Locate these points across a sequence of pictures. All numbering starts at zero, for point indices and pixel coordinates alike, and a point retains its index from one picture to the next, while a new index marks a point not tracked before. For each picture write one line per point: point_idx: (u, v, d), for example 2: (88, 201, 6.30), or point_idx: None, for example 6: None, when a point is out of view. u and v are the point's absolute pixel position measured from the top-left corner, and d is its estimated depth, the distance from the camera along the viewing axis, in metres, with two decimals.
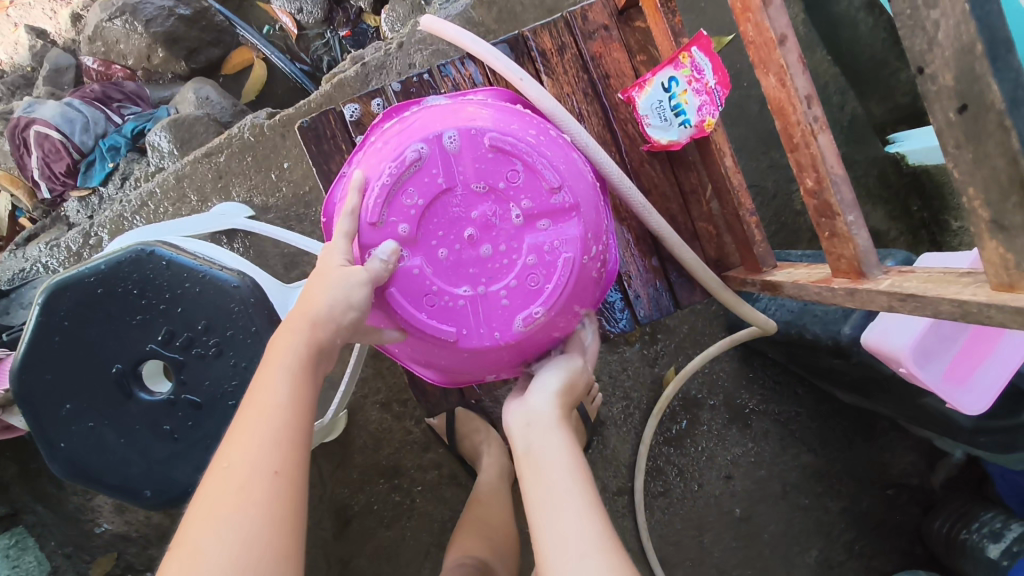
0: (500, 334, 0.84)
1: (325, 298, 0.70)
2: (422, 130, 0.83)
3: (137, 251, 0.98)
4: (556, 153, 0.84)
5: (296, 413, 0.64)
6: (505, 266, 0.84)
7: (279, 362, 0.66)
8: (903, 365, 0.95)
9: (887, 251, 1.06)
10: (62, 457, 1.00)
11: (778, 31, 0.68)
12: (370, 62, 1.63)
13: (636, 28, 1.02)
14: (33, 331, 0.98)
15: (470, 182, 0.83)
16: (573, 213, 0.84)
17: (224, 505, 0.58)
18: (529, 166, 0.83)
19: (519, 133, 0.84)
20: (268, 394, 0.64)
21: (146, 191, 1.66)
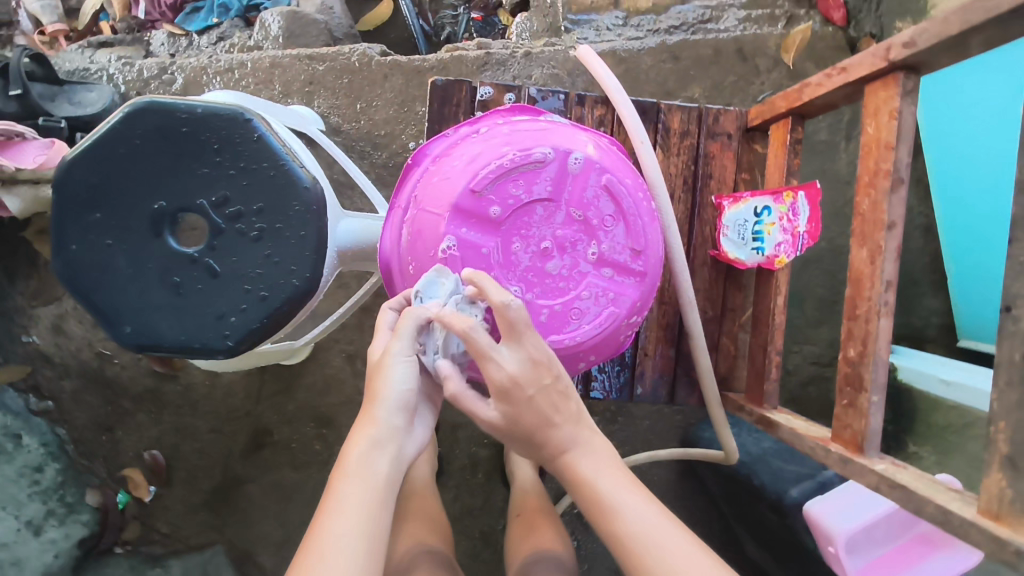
0: None
1: (385, 388, 0.74)
2: (552, 140, 0.88)
3: (236, 112, 0.99)
4: (647, 220, 0.92)
5: (373, 518, 0.68)
6: (562, 289, 0.88)
7: (353, 473, 0.69)
8: (833, 546, 1.06)
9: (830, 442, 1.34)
10: (67, 258, 1.00)
11: (892, 217, 0.75)
12: (494, 54, 1.69)
13: (752, 149, 1.10)
14: (105, 131, 0.98)
15: (571, 204, 0.88)
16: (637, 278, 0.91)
17: None
18: (626, 219, 0.89)
19: (630, 187, 0.90)
20: (345, 508, 0.67)
21: (238, 59, 1.66)
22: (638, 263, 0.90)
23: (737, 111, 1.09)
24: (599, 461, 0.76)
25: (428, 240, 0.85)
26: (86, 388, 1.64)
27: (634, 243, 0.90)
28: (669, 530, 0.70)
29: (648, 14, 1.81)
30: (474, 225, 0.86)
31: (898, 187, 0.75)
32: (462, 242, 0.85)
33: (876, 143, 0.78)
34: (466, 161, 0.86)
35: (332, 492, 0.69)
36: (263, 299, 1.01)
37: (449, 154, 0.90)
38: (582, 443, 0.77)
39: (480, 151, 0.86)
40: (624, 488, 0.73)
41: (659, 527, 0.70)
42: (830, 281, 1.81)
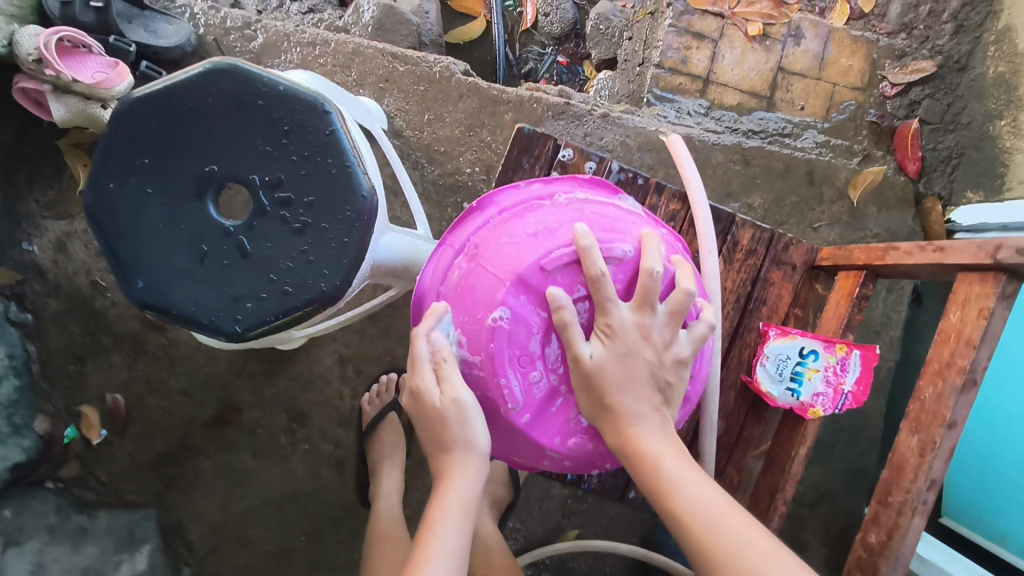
0: (551, 438, 0.83)
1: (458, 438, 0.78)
2: (636, 236, 0.82)
3: (315, 101, 0.96)
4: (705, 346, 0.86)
5: (464, 550, 0.76)
6: None
7: (445, 508, 0.77)
8: None
9: None
10: (101, 196, 0.95)
11: None
12: (573, 106, 1.67)
13: (813, 287, 1.07)
14: (181, 80, 0.95)
15: None
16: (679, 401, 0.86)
17: None
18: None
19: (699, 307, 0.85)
20: (442, 543, 0.75)
21: (322, 37, 1.64)
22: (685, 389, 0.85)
23: (808, 246, 1.06)
24: (686, 483, 0.74)
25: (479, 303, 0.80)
26: (69, 313, 1.58)
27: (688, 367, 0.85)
28: (764, 555, 0.67)
29: (731, 111, 1.82)
30: (531, 303, 0.79)
31: (968, 388, 0.75)
32: (513, 319, 0.78)
33: (956, 335, 0.76)
34: (541, 232, 0.81)
35: (430, 522, 0.77)
36: (286, 294, 0.97)
37: (524, 217, 0.84)
38: (661, 466, 0.74)
39: (557, 227, 0.81)
40: (715, 512, 0.71)
41: (753, 547, 0.68)
42: (833, 423, 1.78)
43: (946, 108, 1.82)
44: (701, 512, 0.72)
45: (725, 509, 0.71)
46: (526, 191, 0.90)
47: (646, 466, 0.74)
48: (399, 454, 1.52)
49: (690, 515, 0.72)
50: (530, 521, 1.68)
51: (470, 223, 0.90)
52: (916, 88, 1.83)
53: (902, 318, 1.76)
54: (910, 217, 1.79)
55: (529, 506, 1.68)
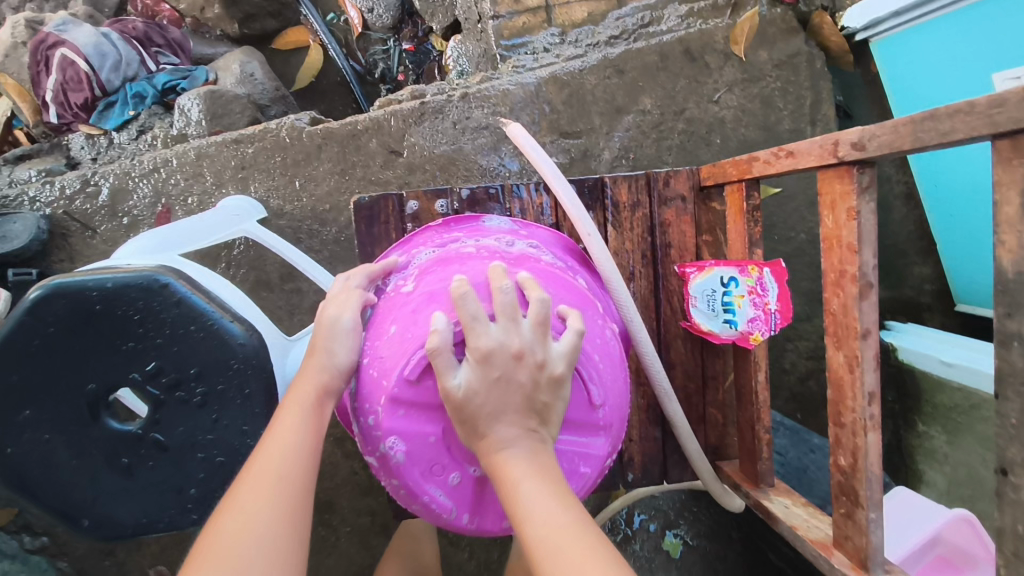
0: (462, 513, 0.75)
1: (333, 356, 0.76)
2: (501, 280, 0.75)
3: (149, 280, 0.92)
4: (606, 365, 0.75)
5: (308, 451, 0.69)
6: None
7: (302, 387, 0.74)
8: (935, 550, 1.06)
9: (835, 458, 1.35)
10: (5, 462, 0.94)
11: (865, 325, 0.69)
12: (429, 103, 1.59)
13: (711, 208, 1.03)
14: (14, 324, 0.91)
15: None
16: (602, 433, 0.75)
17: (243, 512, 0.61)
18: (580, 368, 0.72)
19: (592, 326, 0.75)
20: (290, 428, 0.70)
21: (162, 157, 1.57)
22: (597, 421, 0.73)
23: (687, 171, 1.02)
24: (548, 507, 0.60)
25: (368, 423, 0.74)
26: None
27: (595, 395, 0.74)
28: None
29: (585, 26, 1.70)
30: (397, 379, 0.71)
31: (868, 290, 0.69)
32: (407, 438, 0.72)
33: (838, 240, 0.71)
34: (399, 329, 0.75)
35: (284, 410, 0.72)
36: (220, 464, 0.96)
37: (397, 297, 0.80)
38: (523, 489, 0.62)
39: (415, 316, 0.74)
40: (567, 541, 0.57)
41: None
42: (816, 273, 1.74)
43: None
44: (546, 532, 0.59)
45: (581, 534, 0.58)
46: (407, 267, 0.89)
47: (505, 492, 0.62)
48: None
49: (538, 544, 0.58)
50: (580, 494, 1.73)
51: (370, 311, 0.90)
52: None
53: None
54: (803, 42, 1.69)
55: None
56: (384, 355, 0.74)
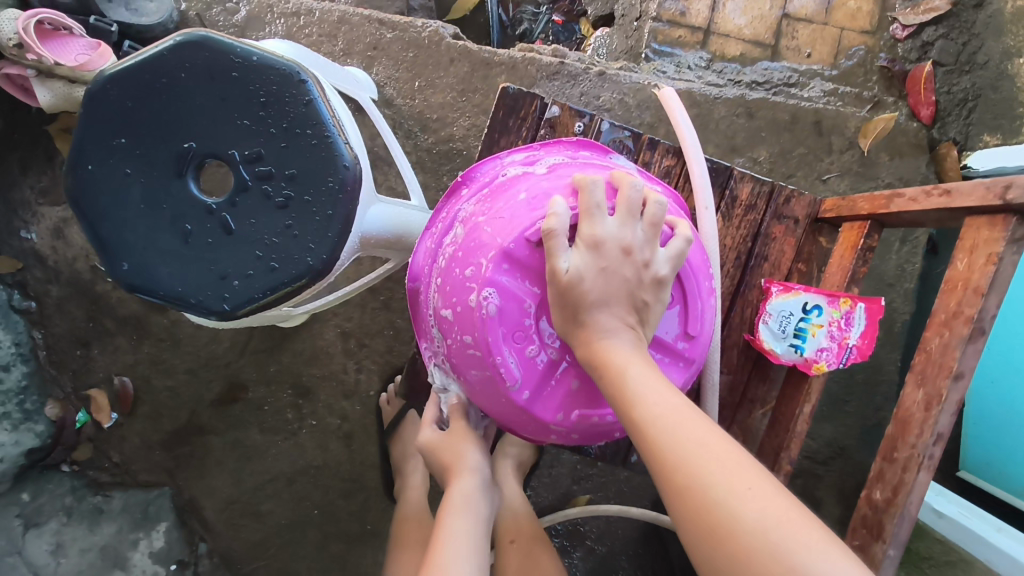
0: (525, 394, 0.74)
1: (467, 460, 0.98)
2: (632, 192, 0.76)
3: (291, 71, 0.93)
4: (705, 306, 0.76)
5: (478, 540, 0.88)
6: None
7: (459, 489, 0.94)
8: None
9: None
10: (81, 178, 0.94)
11: (961, 368, 0.71)
12: (567, 66, 1.61)
13: (816, 240, 1.03)
14: (152, 56, 0.92)
15: None
16: (680, 364, 0.77)
17: None
18: (684, 292, 0.75)
19: (702, 265, 0.77)
20: (460, 507, 0.92)
21: (307, 6, 1.60)
22: (683, 352, 0.75)
23: (810, 198, 1.02)
24: (657, 400, 0.62)
25: (466, 273, 0.73)
26: (73, 298, 1.59)
27: (689, 326, 0.76)
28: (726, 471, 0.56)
29: (734, 63, 1.75)
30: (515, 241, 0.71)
31: (976, 338, 0.69)
32: (503, 297, 0.71)
33: (963, 283, 0.72)
34: (527, 197, 0.74)
35: (447, 518, 0.89)
36: (271, 270, 0.95)
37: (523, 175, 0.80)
38: (627, 380, 0.64)
39: (545, 192, 0.74)
40: (684, 429, 0.59)
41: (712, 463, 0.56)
42: (848, 378, 1.74)
43: (962, 49, 1.72)
44: (663, 415, 0.61)
45: (693, 417, 0.61)
46: (530, 159, 0.89)
47: (612, 377, 0.64)
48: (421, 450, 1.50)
49: (653, 427, 0.61)
50: (542, 487, 1.70)
51: (472, 186, 0.89)
52: (929, 29, 1.73)
53: (916, 270, 1.70)
54: (924, 164, 1.71)
55: (540, 473, 1.70)
56: (502, 217, 0.73)
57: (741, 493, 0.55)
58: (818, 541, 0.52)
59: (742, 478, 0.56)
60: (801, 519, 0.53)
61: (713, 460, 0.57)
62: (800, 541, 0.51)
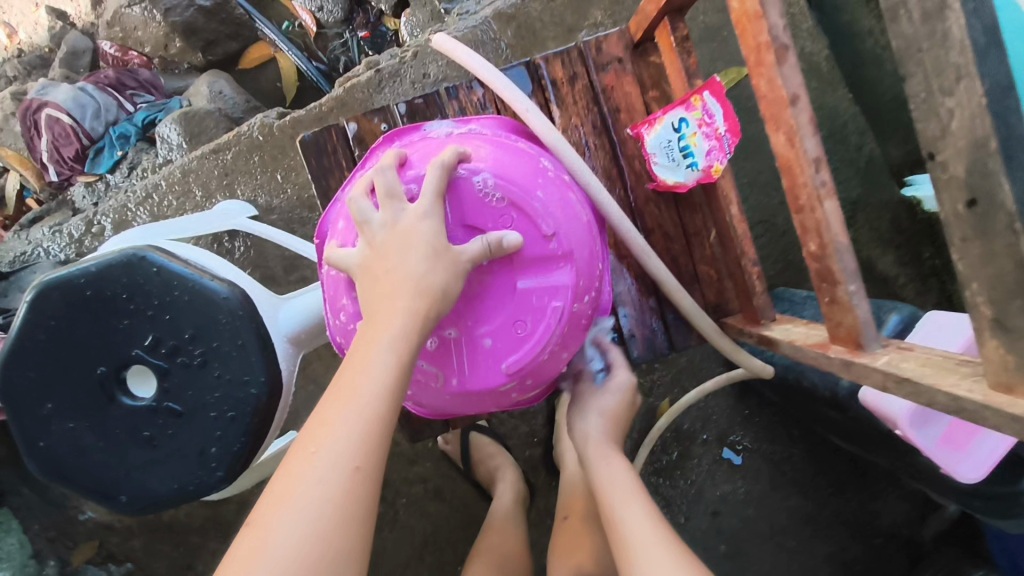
0: (458, 377, 0.82)
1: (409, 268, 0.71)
2: (419, 164, 0.81)
3: (128, 256, 0.96)
4: (549, 199, 0.81)
5: (382, 390, 0.66)
6: (484, 308, 0.81)
7: (388, 310, 0.69)
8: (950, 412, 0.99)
9: (892, 304, 1.13)
10: (43, 454, 1.00)
11: (791, 90, 0.66)
12: (384, 69, 1.59)
13: (650, 62, 1.00)
14: (20, 325, 0.97)
15: (461, 220, 0.80)
16: (562, 264, 0.80)
17: (292, 492, 0.61)
18: (516, 205, 0.80)
19: (519, 174, 0.80)
20: (366, 371, 0.66)
21: (152, 183, 1.65)
22: (550, 252, 0.79)
23: (617, 32, 1.00)
24: (632, 520, 0.81)
25: (343, 317, 0.83)
26: (154, 538, 1.69)
27: (542, 228, 0.80)
28: (669, 566, 0.73)
29: None
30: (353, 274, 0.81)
31: (784, 56, 0.65)
32: None
33: (748, 17, 0.68)
34: (345, 224, 0.83)
35: (359, 351, 0.68)
36: (231, 419, 0.98)
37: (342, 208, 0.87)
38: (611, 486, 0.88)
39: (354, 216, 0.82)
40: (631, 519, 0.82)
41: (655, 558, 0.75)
42: None
43: None
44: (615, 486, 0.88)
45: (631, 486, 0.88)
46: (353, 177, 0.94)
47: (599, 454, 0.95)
48: (502, 457, 1.53)
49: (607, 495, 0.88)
50: None
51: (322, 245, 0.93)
52: None
53: None
54: None
55: None
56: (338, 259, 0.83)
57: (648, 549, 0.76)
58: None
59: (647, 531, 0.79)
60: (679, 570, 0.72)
61: (631, 519, 0.82)
62: None
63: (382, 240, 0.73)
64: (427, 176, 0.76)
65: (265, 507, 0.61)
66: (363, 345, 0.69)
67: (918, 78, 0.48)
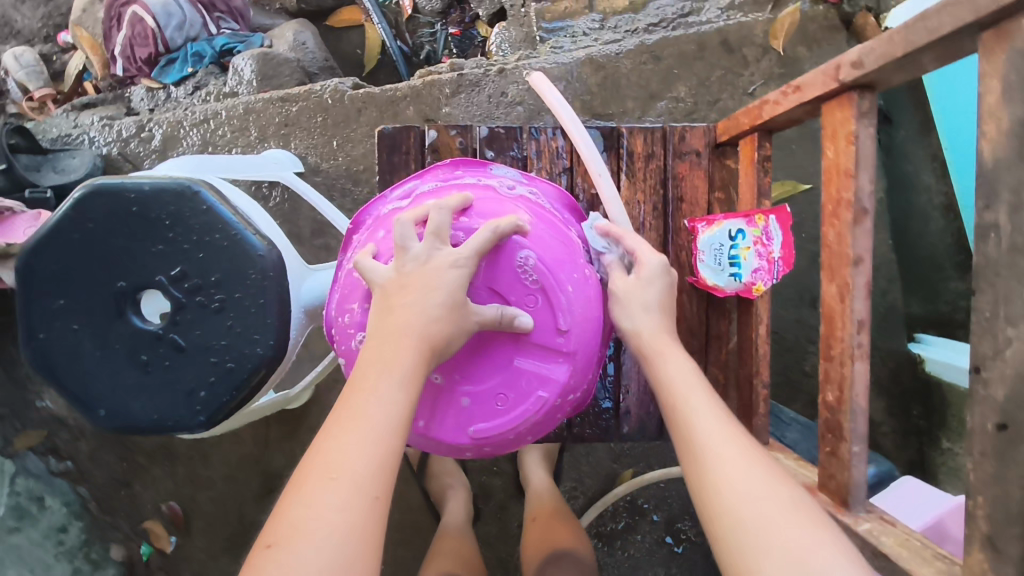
0: (423, 423, 0.75)
1: (420, 313, 0.66)
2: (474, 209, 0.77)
3: (183, 187, 0.98)
4: (579, 295, 0.75)
5: (398, 414, 0.62)
6: (473, 368, 0.74)
7: (400, 341, 0.64)
8: None
9: (874, 458, 1.17)
10: (37, 346, 1.01)
11: (857, 252, 0.69)
12: (467, 76, 1.62)
13: (725, 165, 1.05)
14: (60, 217, 0.98)
15: (486, 278, 0.73)
16: (564, 360, 0.74)
17: (311, 518, 0.55)
18: (545, 291, 0.74)
19: (561, 260, 0.75)
20: (376, 398, 0.61)
21: (212, 110, 1.67)
22: (559, 345, 0.73)
23: (704, 127, 1.04)
24: (712, 429, 0.72)
25: (344, 320, 0.78)
26: (102, 446, 1.69)
27: (560, 320, 0.74)
28: (775, 502, 0.65)
29: (626, 13, 1.71)
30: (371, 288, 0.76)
31: (861, 219, 0.68)
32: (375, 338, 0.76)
33: (837, 170, 0.71)
34: (385, 234, 0.78)
35: (364, 374, 0.63)
36: (229, 370, 1.00)
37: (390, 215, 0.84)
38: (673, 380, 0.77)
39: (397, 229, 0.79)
40: (714, 435, 0.71)
41: (759, 486, 0.66)
42: None
43: None
44: (681, 388, 0.77)
45: (701, 391, 0.77)
46: (410, 186, 0.93)
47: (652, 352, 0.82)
48: (459, 477, 1.54)
49: (673, 399, 0.76)
50: (583, 476, 1.73)
51: (354, 236, 0.93)
52: None
53: None
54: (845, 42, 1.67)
55: (576, 462, 1.73)
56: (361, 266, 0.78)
57: (742, 475, 0.67)
58: (809, 529, 0.63)
59: (741, 456, 0.69)
60: (783, 503, 0.65)
61: (717, 439, 0.71)
62: (797, 531, 0.62)
63: (410, 274, 0.68)
64: (478, 234, 0.71)
65: (280, 533, 0.55)
66: (370, 371, 0.63)
67: (988, 296, 0.58)
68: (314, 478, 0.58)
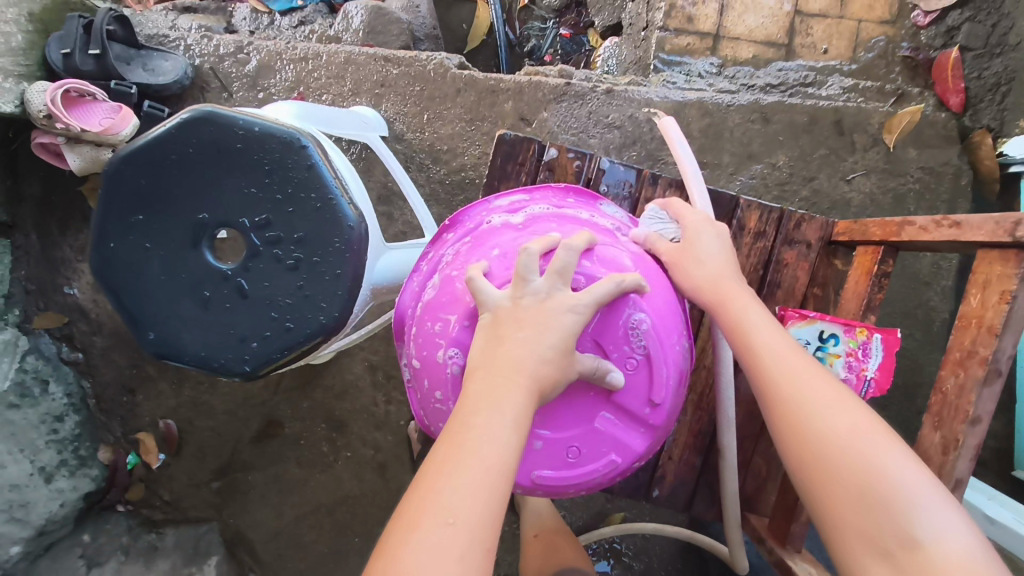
0: None
1: (534, 353, 0.64)
2: (595, 254, 0.76)
3: (293, 137, 0.95)
4: (674, 368, 0.76)
5: (508, 455, 0.58)
6: (557, 418, 0.74)
7: (511, 381, 0.62)
8: None
9: None
10: (105, 254, 0.99)
11: (978, 413, 0.78)
12: (574, 86, 1.59)
13: (832, 263, 1.09)
14: (160, 134, 0.95)
15: (595, 330, 0.73)
16: (642, 431, 0.77)
17: (426, 563, 0.51)
18: (648, 360, 0.74)
19: (667, 332, 0.76)
20: (488, 437, 0.58)
21: (314, 49, 1.63)
22: (645, 416, 0.75)
23: (822, 221, 1.07)
24: (804, 388, 0.74)
25: (435, 328, 0.78)
26: (116, 348, 1.68)
27: (653, 394, 0.75)
28: (880, 454, 0.67)
29: (746, 66, 1.70)
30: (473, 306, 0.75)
31: (990, 378, 0.76)
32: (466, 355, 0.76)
33: (978, 321, 0.78)
34: (499, 255, 0.77)
35: (473, 408, 0.61)
36: (287, 329, 0.98)
37: (501, 229, 0.82)
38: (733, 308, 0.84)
39: (510, 251, 0.77)
40: (806, 393, 0.73)
41: (860, 432, 0.69)
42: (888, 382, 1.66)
43: (992, 30, 1.63)
44: (766, 346, 0.79)
45: (783, 340, 0.80)
46: (518, 199, 0.91)
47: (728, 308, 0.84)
48: None
49: (759, 355, 0.79)
50: (575, 508, 1.71)
51: (450, 233, 0.92)
52: (954, 13, 1.65)
53: (954, 266, 1.59)
54: (957, 155, 1.62)
55: None
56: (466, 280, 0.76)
57: (839, 424, 0.70)
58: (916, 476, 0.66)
59: (833, 407, 0.72)
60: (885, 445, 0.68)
61: (810, 394, 0.73)
62: (908, 477, 0.65)
63: (527, 308, 0.66)
64: (603, 287, 0.69)
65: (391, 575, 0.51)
66: (480, 406, 0.60)
67: None
68: (423, 518, 0.54)
